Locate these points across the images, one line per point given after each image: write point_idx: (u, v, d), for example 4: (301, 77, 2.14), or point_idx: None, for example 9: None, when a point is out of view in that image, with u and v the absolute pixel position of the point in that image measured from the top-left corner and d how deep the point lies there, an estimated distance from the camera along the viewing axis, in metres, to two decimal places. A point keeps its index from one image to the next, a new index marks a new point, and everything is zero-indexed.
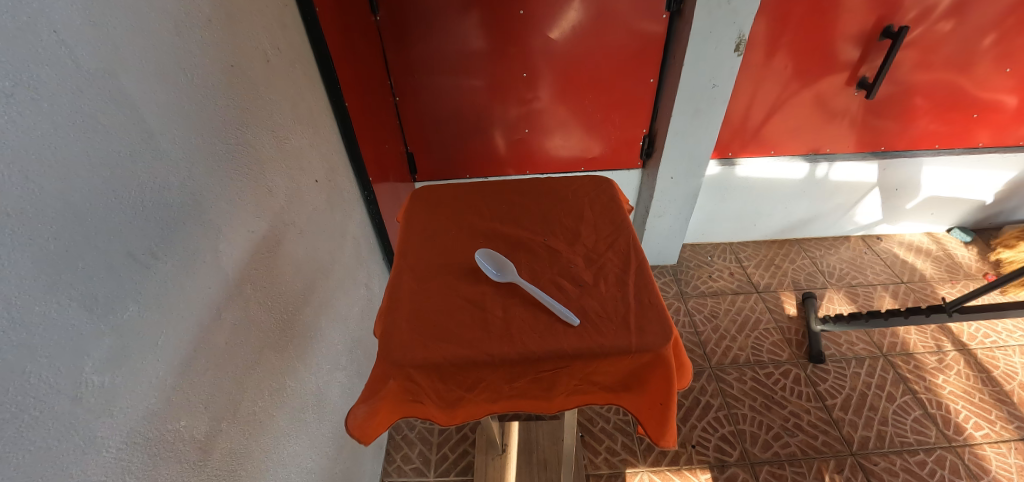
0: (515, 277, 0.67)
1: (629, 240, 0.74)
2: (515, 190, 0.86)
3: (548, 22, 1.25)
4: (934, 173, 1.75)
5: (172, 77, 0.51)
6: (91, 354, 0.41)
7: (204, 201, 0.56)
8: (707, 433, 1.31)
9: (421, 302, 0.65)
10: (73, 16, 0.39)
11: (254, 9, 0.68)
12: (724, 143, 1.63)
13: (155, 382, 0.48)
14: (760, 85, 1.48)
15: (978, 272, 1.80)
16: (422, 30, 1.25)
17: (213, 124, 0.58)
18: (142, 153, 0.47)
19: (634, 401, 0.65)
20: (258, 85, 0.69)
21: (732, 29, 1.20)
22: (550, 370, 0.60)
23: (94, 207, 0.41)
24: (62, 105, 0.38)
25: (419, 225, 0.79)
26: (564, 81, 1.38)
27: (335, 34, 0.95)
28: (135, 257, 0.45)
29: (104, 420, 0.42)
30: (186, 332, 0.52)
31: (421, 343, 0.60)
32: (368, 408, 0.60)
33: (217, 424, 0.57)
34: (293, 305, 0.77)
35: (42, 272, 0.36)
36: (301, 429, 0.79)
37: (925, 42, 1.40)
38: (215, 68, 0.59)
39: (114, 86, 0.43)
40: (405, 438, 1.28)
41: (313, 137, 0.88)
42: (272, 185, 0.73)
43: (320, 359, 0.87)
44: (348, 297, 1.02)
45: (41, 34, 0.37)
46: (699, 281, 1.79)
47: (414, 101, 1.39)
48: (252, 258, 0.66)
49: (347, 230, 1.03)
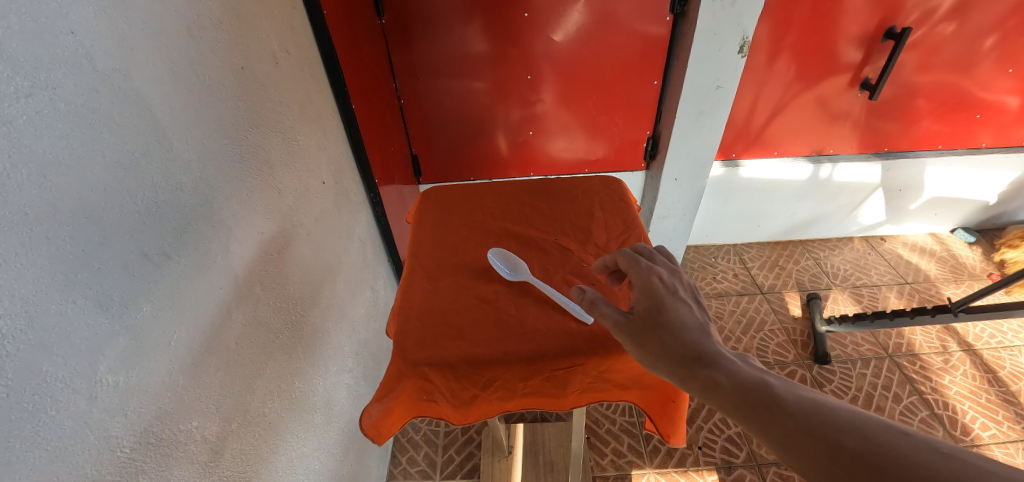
0: (528, 276, 0.67)
1: (640, 240, 0.74)
2: (526, 189, 0.86)
3: (551, 24, 1.26)
4: (937, 173, 1.75)
5: (185, 78, 0.52)
6: (106, 353, 0.41)
7: (215, 201, 0.56)
8: (714, 435, 1.30)
9: (434, 301, 0.65)
10: (91, 18, 0.40)
11: (263, 11, 0.69)
12: (728, 144, 1.64)
13: (167, 383, 0.48)
14: (763, 87, 1.48)
15: (981, 272, 1.80)
16: (426, 33, 1.25)
17: (223, 125, 0.58)
18: (157, 155, 0.47)
19: (648, 398, 0.64)
20: (267, 86, 0.69)
21: (736, 31, 1.20)
22: (564, 369, 0.59)
23: (108, 207, 0.41)
24: (79, 106, 0.39)
25: (430, 225, 0.79)
26: (567, 83, 1.38)
27: (341, 37, 0.95)
28: (149, 258, 0.45)
29: (119, 420, 0.42)
30: (198, 333, 0.52)
31: (436, 342, 0.60)
32: (382, 407, 0.60)
33: (227, 425, 0.57)
34: (302, 306, 0.77)
35: (57, 270, 0.37)
36: (309, 431, 0.79)
37: (926, 44, 1.40)
38: (225, 69, 0.59)
39: (128, 86, 0.44)
40: (411, 441, 1.27)
41: (321, 139, 0.88)
42: (281, 186, 0.73)
43: (328, 360, 0.87)
44: (355, 299, 1.02)
45: (58, 34, 0.37)
46: (704, 282, 1.79)
47: (419, 103, 1.40)
48: (261, 259, 0.66)
49: (354, 232, 1.03)
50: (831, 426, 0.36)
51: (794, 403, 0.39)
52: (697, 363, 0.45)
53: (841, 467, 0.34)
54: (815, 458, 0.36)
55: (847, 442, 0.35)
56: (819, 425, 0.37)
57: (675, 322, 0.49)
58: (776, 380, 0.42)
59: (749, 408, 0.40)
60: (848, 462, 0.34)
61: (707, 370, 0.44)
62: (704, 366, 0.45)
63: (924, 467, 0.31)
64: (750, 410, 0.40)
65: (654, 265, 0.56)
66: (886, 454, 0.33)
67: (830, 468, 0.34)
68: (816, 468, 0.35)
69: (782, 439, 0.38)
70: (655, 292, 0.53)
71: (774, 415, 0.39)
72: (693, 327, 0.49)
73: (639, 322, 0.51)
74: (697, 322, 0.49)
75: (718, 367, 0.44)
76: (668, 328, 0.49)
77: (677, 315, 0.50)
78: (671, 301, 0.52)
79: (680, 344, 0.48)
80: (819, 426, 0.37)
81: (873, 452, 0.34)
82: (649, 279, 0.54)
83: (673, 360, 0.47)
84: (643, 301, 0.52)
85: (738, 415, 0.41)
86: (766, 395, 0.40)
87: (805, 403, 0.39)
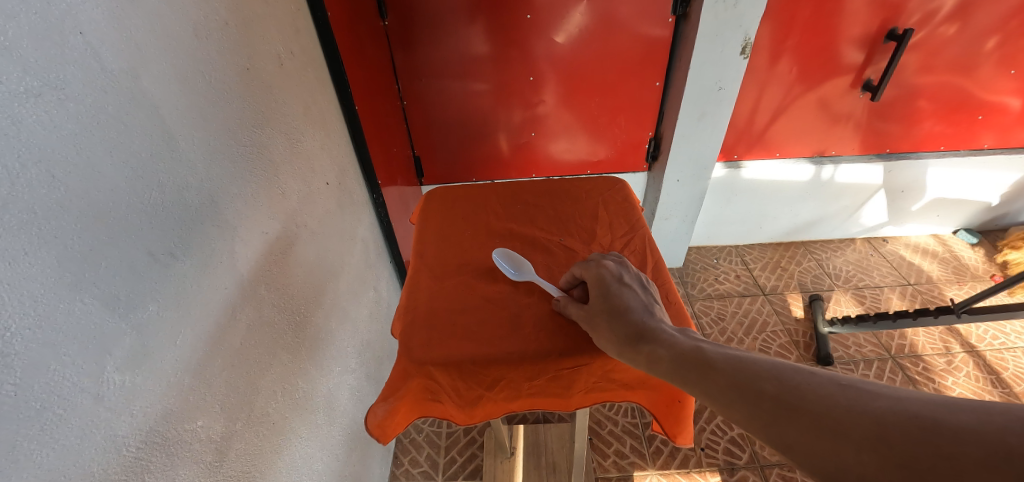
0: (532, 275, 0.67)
1: (644, 240, 0.74)
2: (529, 190, 0.87)
3: (553, 26, 1.26)
4: (939, 175, 1.75)
5: (192, 79, 0.52)
6: (113, 353, 0.41)
7: (220, 201, 0.56)
8: (716, 436, 1.30)
9: (439, 301, 0.65)
10: (99, 19, 0.40)
11: (268, 13, 0.69)
12: (730, 146, 1.64)
13: (172, 382, 0.48)
14: (765, 88, 1.48)
15: (984, 273, 1.80)
16: (429, 35, 1.26)
17: (229, 126, 0.59)
18: (164, 156, 0.47)
19: (654, 397, 0.63)
20: (272, 87, 0.70)
21: (738, 33, 1.20)
22: (570, 368, 0.59)
23: (116, 207, 0.41)
24: (87, 106, 0.39)
25: (434, 226, 0.79)
26: (569, 84, 1.38)
27: (344, 39, 0.96)
28: (155, 257, 0.46)
29: (125, 419, 0.42)
30: (203, 332, 0.52)
31: (441, 342, 0.60)
32: (387, 407, 0.58)
33: (231, 425, 0.57)
34: (305, 306, 0.77)
35: (66, 270, 0.37)
36: (313, 431, 0.79)
37: (928, 45, 1.40)
38: (231, 70, 0.59)
39: (135, 86, 0.44)
40: (413, 441, 1.27)
41: (324, 140, 0.88)
42: (286, 187, 0.73)
43: (331, 361, 0.87)
44: (358, 300, 1.02)
45: (67, 35, 0.37)
46: (706, 283, 1.79)
47: (422, 105, 1.40)
48: (265, 259, 0.66)
49: (357, 233, 1.03)
50: (753, 374, 0.42)
51: (720, 360, 0.45)
52: (640, 340, 0.51)
53: (763, 409, 0.39)
54: (739, 403, 0.41)
55: (767, 388, 0.40)
56: (745, 377, 0.42)
57: (620, 305, 0.56)
58: (709, 346, 0.48)
59: (686, 372, 0.46)
60: (766, 402, 0.39)
61: (648, 345, 0.50)
62: (646, 342, 0.51)
63: (821, 396, 0.36)
64: (686, 372, 0.46)
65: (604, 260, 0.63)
66: (794, 391, 0.38)
67: (750, 409, 0.40)
68: (743, 413, 0.40)
69: (713, 393, 0.43)
70: (603, 283, 0.59)
71: (706, 373, 0.44)
72: (637, 308, 0.55)
73: (592, 310, 0.58)
74: (640, 305, 0.56)
75: (659, 341, 0.50)
76: (614, 311, 0.55)
77: (623, 300, 0.57)
78: (618, 289, 0.58)
79: (626, 324, 0.54)
80: (745, 378, 0.42)
81: (785, 392, 0.39)
82: (599, 271, 0.61)
83: (621, 340, 0.53)
84: (593, 291, 0.59)
85: (676, 378, 0.46)
86: (700, 360, 0.46)
87: (730, 359, 0.45)
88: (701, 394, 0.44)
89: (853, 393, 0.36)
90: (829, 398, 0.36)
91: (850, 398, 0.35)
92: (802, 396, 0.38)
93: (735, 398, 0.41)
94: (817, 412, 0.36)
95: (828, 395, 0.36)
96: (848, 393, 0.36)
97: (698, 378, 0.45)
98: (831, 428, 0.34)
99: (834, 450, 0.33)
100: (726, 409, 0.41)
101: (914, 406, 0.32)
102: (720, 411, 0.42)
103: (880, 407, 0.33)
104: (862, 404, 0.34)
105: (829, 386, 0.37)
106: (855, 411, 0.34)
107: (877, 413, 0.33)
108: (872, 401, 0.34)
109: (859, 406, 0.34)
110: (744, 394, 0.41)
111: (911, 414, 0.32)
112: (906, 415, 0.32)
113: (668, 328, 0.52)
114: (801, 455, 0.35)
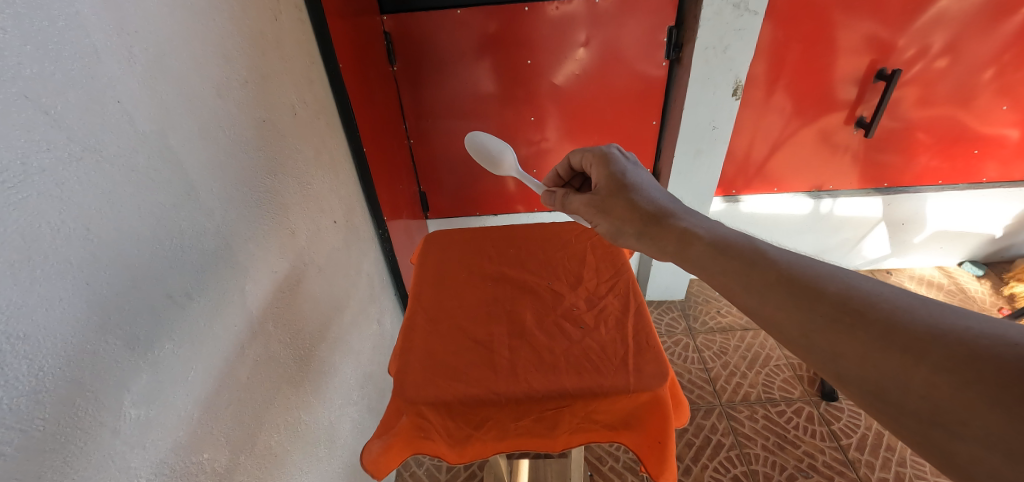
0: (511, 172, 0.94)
1: (628, 284, 0.78)
2: (523, 234, 0.91)
3: (553, 68, 1.33)
4: (939, 207, 1.76)
5: (213, 135, 0.57)
6: (130, 388, 0.44)
7: (233, 245, 0.60)
8: (719, 474, 1.28)
9: (432, 342, 0.68)
10: (135, 88, 0.45)
11: (284, 67, 0.75)
12: (729, 179, 1.69)
13: (184, 416, 0.51)
14: (762, 123, 1.53)
15: (991, 305, 1.78)
16: (436, 77, 1.33)
17: (244, 173, 0.64)
18: (184, 206, 0.52)
19: (636, 439, 0.65)
20: (286, 136, 0.75)
21: (730, 75, 1.25)
22: (553, 409, 0.62)
23: (139, 253, 0.45)
24: (120, 166, 0.43)
25: (432, 268, 0.83)
26: (570, 121, 1.44)
27: (355, 84, 1.02)
28: (173, 298, 0.49)
29: (137, 451, 0.45)
30: (213, 368, 0.56)
31: (433, 381, 0.63)
32: (381, 444, 0.62)
33: (236, 457, 0.59)
34: (310, 341, 0.80)
35: (93, 312, 0.41)
36: (313, 464, 0.81)
37: (922, 81, 1.45)
38: (250, 122, 0.65)
39: (163, 144, 0.49)
40: (413, 476, 1.27)
41: (333, 181, 0.94)
42: (295, 226, 0.77)
43: (334, 395, 0.89)
44: (361, 333, 1.05)
45: (108, 105, 0.42)
46: (708, 316, 1.78)
47: (428, 143, 1.47)
48: (275, 296, 0.70)
49: (363, 267, 1.07)
50: (816, 278, 0.46)
51: (780, 261, 0.49)
52: (661, 222, 0.61)
53: (821, 313, 0.43)
54: (793, 306, 0.45)
55: (830, 293, 0.44)
56: (802, 281, 0.46)
57: (633, 191, 0.66)
58: (762, 245, 0.52)
59: (730, 264, 0.51)
60: (826, 308, 0.43)
61: (679, 223, 0.59)
62: (673, 223, 0.60)
63: (895, 311, 0.40)
64: (724, 273, 0.51)
65: (608, 150, 0.74)
66: (860, 298, 0.42)
67: (810, 313, 0.44)
68: (795, 315, 0.44)
69: (758, 289, 0.48)
70: (616, 172, 0.69)
71: (755, 272, 0.49)
72: (647, 191, 0.66)
73: (605, 197, 0.68)
74: (653, 186, 0.66)
75: (690, 225, 0.59)
76: (629, 195, 0.66)
77: (636, 184, 0.67)
78: (627, 176, 0.68)
79: (648, 205, 0.64)
80: (804, 282, 0.46)
81: (851, 300, 0.43)
82: (608, 161, 0.71)
83: (643, 222, 0.63)
84: (609, 179, 0.69)
85: (716, 269, 0.52)
86: (753, 261, 0.50)
87: (789, 264, 0.49)
88: (748, 292, 0.49)
89: (934, 312, 0.39)
90: (902, 313, 0.40)
91: (932, 319, 0.38)
92: (872, 307, 0.41)
93: (785, 295, 0.46)
94: (888, 326, 0.39)
95: (906, 314, 0.40)
96: (929, 312, 0.39)
97: (743, 276, 0.50)
98: (906, 346, 0.38)
99: (905, 368, 0.37)
100: (774, 308, 0.46)
101: (1013, 333, 0.35)
102: (763, 315, 0.47)
103: (968, 331, 0.36)
104: (952, 328, 0.37)
105: (908, 302, 0.41)
106: (942, 334, 0.37)
107: (969, 337, 0.36)
108: (964, 323, 0.37)
109: (945, 329, 0.37)
110: (800, 299, 0.45)
111: (1010, 343, 0.34)
112: (1004, 342, 0.34)
113: (688, 208, 0.62)
114: (863, 378, 0.39)
